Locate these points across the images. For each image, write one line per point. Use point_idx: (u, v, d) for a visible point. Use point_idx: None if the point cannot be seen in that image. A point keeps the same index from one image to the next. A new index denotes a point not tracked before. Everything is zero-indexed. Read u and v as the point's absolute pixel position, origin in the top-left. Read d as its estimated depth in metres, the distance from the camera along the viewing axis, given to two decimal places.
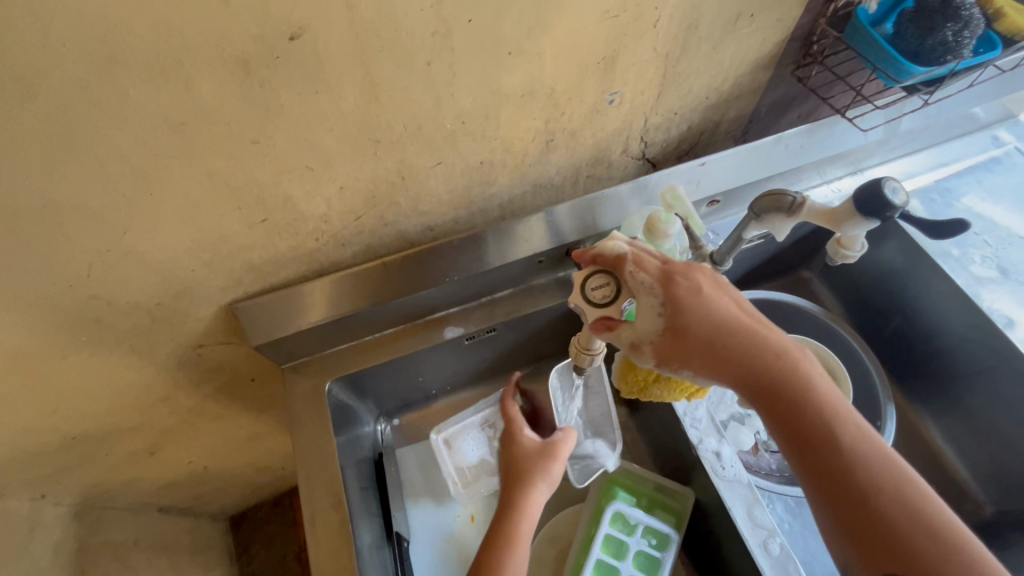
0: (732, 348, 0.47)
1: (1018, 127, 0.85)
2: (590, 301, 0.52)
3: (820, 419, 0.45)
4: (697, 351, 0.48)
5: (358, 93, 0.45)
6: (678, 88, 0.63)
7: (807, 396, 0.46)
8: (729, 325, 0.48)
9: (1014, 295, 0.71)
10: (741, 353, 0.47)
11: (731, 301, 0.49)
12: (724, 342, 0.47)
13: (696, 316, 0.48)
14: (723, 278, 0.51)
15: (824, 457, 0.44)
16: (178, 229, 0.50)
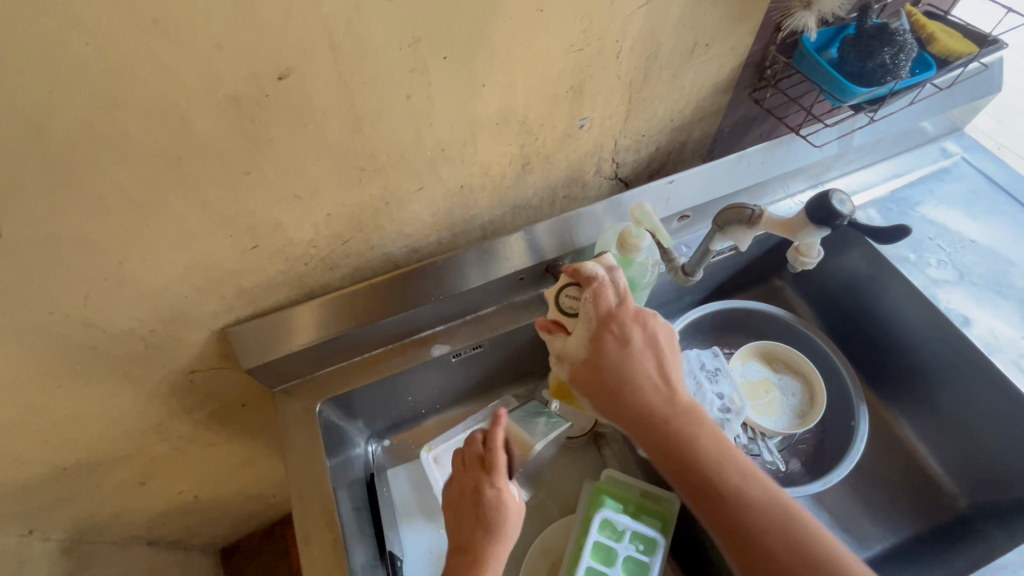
0: (643, 403, 0.54)
1: (963, 139, 0.91)
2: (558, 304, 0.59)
3: (719, 473, 0.51)
4: (612, 401, 0.55)
5: (343, 125, 0.48)
6: (644, 113, 0.67)
7: (709, 452, 0.52)
8: (644, 379, 0.54)
9: (968, 296, 0.75)
10: (651, 410, 0.53)
11: (654, 359, 0.55)
12: (635, 398, 0.54)
13: (613, 372, 0.54)
14: (660, 333, 0.56)
15: (718, 504, 0.50)
16: (173, 257, 0.52)
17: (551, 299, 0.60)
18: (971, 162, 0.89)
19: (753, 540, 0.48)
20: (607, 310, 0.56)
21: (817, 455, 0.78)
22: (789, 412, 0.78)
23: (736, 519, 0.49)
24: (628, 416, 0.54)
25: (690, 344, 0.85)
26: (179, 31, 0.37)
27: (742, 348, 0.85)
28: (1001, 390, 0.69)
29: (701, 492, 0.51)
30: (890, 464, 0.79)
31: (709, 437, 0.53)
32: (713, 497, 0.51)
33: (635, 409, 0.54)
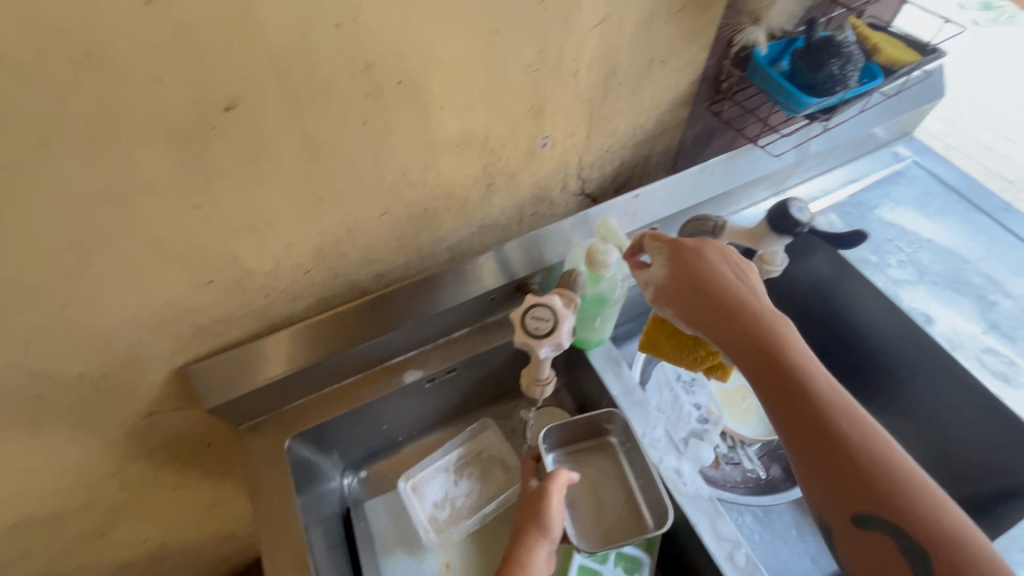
0: (735, 306, 0.54)
1: (914, 142, 0.94)
2: (524, 327, 0.58)
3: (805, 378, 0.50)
4: (698, 308, 0.55)
5: (296, 154, 0.47)
6: (606, 129, 0.68)
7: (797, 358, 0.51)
8: (728, 288, 0.55)
9: (931, 295, 0.78)
10: (740, 316, 0.53)
11: (737, 273, 0.56)
12: (727, 303, 0.54)
13: (699, 280, 0.55)
14: (735, 257, 0.57)
15: (803, 405, 0.49)
16: (121, 297, 0.50)
17: (517, 322, 0.58)
18: (922, 165, 0.92)
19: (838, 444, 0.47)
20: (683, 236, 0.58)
21: None
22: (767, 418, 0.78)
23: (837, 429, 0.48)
24: (717, 320, 0.54)
25: None
26: (115, 64, 0.36)
27: None
28: (967, 386, 0.70)
29: (789, 394, 0.50)
30: None
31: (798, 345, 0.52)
32: (808, 398, 0.49)
33: (727, 311, 0.54)
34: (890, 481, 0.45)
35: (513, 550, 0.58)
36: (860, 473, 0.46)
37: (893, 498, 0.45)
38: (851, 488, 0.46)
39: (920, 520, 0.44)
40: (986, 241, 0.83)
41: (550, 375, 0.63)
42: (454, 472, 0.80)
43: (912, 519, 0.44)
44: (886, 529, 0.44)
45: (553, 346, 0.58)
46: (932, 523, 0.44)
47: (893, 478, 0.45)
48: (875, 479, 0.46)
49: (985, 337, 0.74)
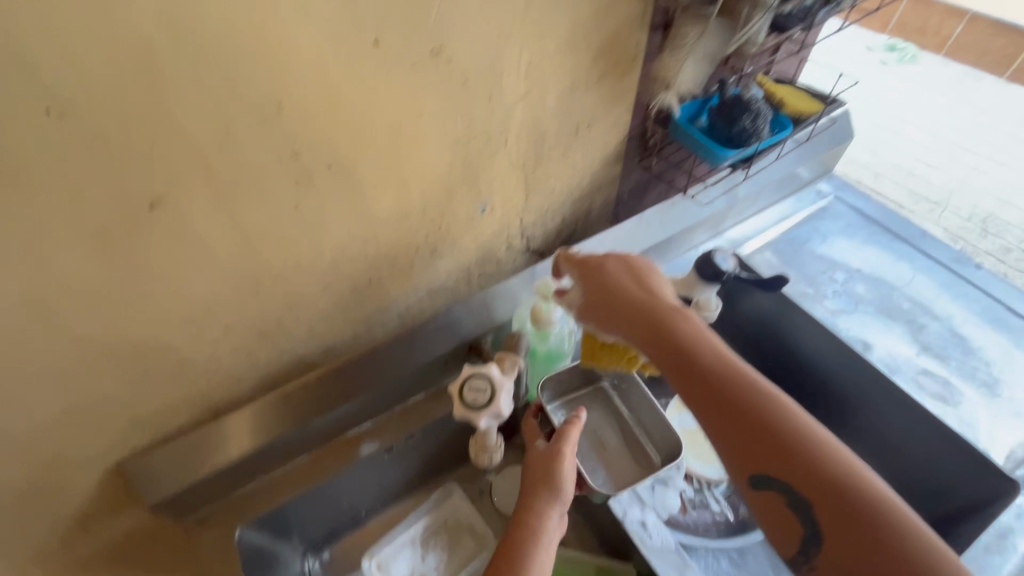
0: (633, 309, 0.57)
1: (834, 179, 1.01)
2: (463, 400, 0.58)
3: (704, 357, 0.53)
4: (605, 317, 0.59)
5: (229, 242, 0.47)
6: (543, 190, 0.71)
7: (696, 340, 0.54)
8: (627, 291, 0.58)
9: (866, 321, 0.82)
10: (641, 313, 0.56)
11: (637, 278, 0.59)
12: (626, 308, 0.57)
13: (601, 291, 0.59)
14: (638, 261, 0.61)
15: (705, 380, 0.52)
16: (46, 399, 0.48)
17: (455, 395, 0.59)
18: (844, 200, 0.98)
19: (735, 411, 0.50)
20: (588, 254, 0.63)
21: None
22: None
23: (734, 398, 0.50)
24: (620, 325, 0.57)
25: None
26: (30, 175, 0.36)
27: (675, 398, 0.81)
28: (911, 409, 0.73)
29: (692, 372, 0.52)
30: None
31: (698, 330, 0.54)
32: (708, 379, 0.52)
33: (627, 314, 0.57)
34: (788, 444, 0.48)
35: (524, 514, 0.59)
36: (755, 445, 0.49)
37: (784, 460, 0.47)
38: (747, 460, 0.49)
39: (809, 479, 0.46)
40: (910, 266, 0.89)
41: (499, 440, 0.63)
42: (420, 544, 0.77)
43: (804, 479, 0.46)
44: (782, 491, 0.47)
45: (493, 415, 0.58)
46: (821, 477, 0.46)
47: (783, 439, 0.48)
48: (767, 447, 0.48)
49: (919, 358, 0.78)
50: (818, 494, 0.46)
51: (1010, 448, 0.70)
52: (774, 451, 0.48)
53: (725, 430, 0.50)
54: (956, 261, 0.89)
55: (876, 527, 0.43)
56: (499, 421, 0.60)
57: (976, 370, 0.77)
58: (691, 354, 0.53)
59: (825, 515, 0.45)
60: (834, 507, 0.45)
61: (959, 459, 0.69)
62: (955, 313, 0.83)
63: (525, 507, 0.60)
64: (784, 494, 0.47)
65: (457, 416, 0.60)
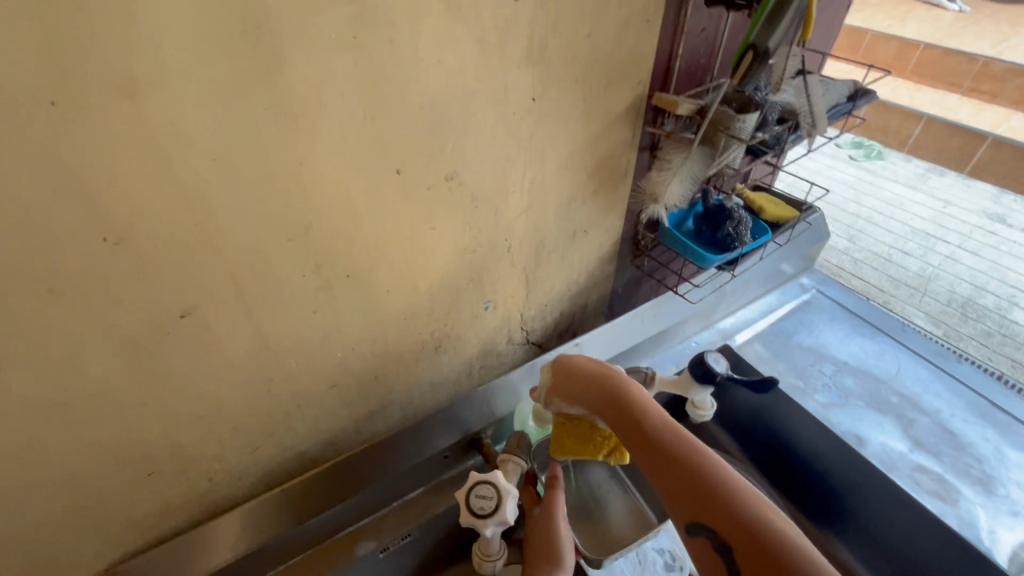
0: (586, 378, 0.60)
1: (815, 273, 1.07)
2: (471, 511, 0.58)
3: (646, 415, 0.54)
4: (563, 388, 0.62)
5: (248, 345, 0.50)
6: (543, 287, 0.75)
7: (639, 402, 0.55)
8: (581, 365, 0.61)
9: (857, 417, 0.84)
10: (591, 381, 0.59)
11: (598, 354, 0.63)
12: (579, 375, 0.60)
13: (560, 365, 0.63)
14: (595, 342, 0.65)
15: (645, 437, 0.52)
16: (48, 502, 0.47)
17: (462, 502, 0.58)
18: (825, 293, 1.04)
19: (671, 462, 0.49)
20: None
21: None
22: None
23: (669, 450, 0.50)
24: (575, 393, 0.60)
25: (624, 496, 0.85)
26: (76, 293, 0.39)
27: None
28: (909, 507, 0.73)
29: (634, 430, 0.53)
30: None
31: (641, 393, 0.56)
32: (648, 436, 0.52)
33: (582, 381, 0.60)
34: (719, 494, 0.46)
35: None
36: (691, 497, 0.47)
37: (710, 506, 0.46)
38: (680, 511, 0.48)
39: (736, 526, 0.44)
40: (894, 360, 0.92)
41: (501, 548, 0.63)
42: None
43: (729, 526, 0.45)
44: (714, 542, 0.45)
45: (496, 525, 0.57)
46: (745, 525, 0.44)
47: (715, 488, 0.47)
48: (694, 493, 0.47)
49: (914, 455, 0.79)
50: (742, 541, 0.44)
51: (1011, 549, 0.70)
52: (707, 501, 0.46)
53: (663, 481, 0.49)
54: (939, 355, 0.92)
55: (792, 571, 0.41)
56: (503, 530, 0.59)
57: (970, 467, 0.78)
58: (634, 415, 0.54)
59: (749, 562, 0.43)
60: (754, 553, 0.43)
61: (965, 564, 0.68)
62: (942, 407, 0.85)
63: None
64: (715, 546, 0.45)
65: (463, 523, 0.59)
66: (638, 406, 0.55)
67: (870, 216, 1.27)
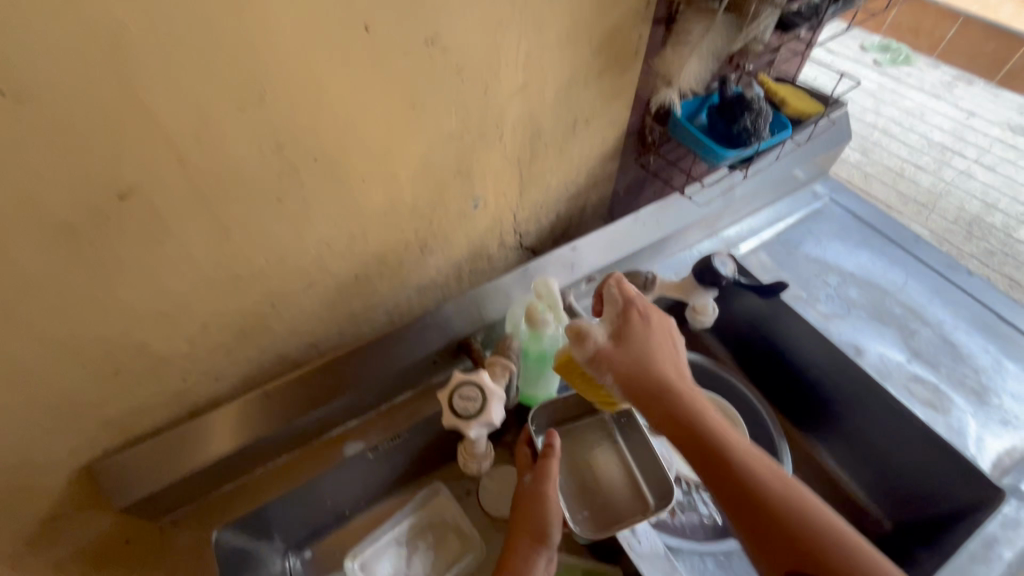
0: (657, 374, 0.53)
1: (829, 180, 1.00)
2: (454, 412, 0.56)
3: (731, 445, 0.49)
4: (626, 371, 0.54)
5: (207, 236, 0.45)
6: (537, 186, 0.69)
7: (721, 427, 0.50)
8: (657, 363, 0.54)
9: (858, 327, 0.82)
10: (668, 388, 0.52)
11: (672, 341, 0.56)
12: (653, 377, 0.53)
13: (630, 353, 0.54)
14: (671, 333, 0.57)
15: (732, 471, 0.48)
16: (9, 401, 0.45)
17: (444, 402, 0.57)
18: (838, 202, 0.98)
19: (764, 503, 0.47)
20: (624, 302, 0.58)
21: None
22: None
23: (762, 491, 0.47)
24: (642, 392, 0.53)
25: None
26: None
27: None
28: (899, 414, 0.75)
29: (719, 460, 0.49)
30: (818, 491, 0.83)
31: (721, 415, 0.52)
32: (737, 472, 0.48)
33: (650, 377, 0.53)
34: (817, 545, 0.44)
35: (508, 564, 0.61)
36: (783, 545, 0.45)
37: (810, 559, 0.44)
38: (769, 556, 0.45)
39: None
40: (902, 272, 0.89)
41: (487, 450, 0.62)
42: (405, 545, 0.78)
43: None
44: None
45: (480, 426, 0.56)
46: None
47: (818, 539, 0.45)
48: (792, 541, 0.45)
49: (910, 365, 0.78)
50: None
51: (996, 455, 0.70)
52: (804, 552, 0.44)
53: (753, 523, 0.46)
54: (948, 267, 0.89)
55: None
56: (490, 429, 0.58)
57: (965, 377, 0.77)
58: (719, 443, 0.50)
59: None
60: None
61: (946, 465, 0.71)
62: (946, 318, 0.83)
63: (513, 548, 0.62)
64: None
65: (446, 424, 0.58)
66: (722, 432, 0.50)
67: (886, 127, 1.19)
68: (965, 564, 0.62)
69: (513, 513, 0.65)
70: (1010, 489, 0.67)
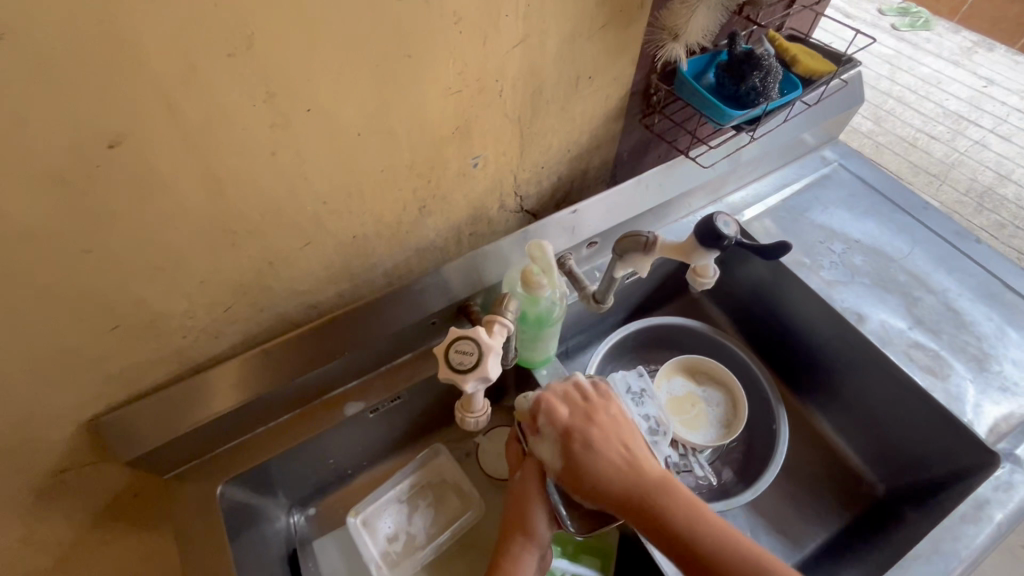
0: (615, 490, 0.56)
1: (838, 146, 0.98)
2: (450, 366, 0.56)
3: (698, 535, 0.53)
4: (594, 499, 0.57)
5: (200, 189, 0.44)
6: (538, 146, 0.67)
7: (684, 520, 0.53)
8: (613, 468, 0.57)
9: (861, 294, 0.81)
10: (632, 498, 0.55)
11: (615, 443, 0.59)
12: (614, 489, 0.56)
13: (588, 473, 0.57)
14: (615, 426, 0.60)
15: (703, 559, 0.52)
16: (9, 353, 0.45)
17: (440, 356, 0.56)
18: (847, 168, 0.96)
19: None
20: (565, 419, 0.60)
21: (746, 462, 0.82)
22: (715, 423, 0.83)
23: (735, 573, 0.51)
24: (610, 502, 0.56)
25: (615, 365, 0.89)
26: None
27: (669, 362, 0.89)
28: (897, 380, 0.75)
29: (690, 555, 0.52)
30: (814, 456, 0.84)
31: (682, 504, 0.54)
32: (707, 559, 0.52)
33: (611, 500, 0.56)
34: None
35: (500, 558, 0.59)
36: None
37: None
38: None
39: None
40: (909, 240, 0.87)
41: (486, 405, 0.60)
42: (406, 503, 0.79)
43: None
44: None
45: (475, 380, 0.55)
46: None
47: None
48: None
49: (911, 332, 0.78)
50: None
51: (993, 420, 0.71)
52: None
53: None
54: (956, 235, 0.87)
55: None
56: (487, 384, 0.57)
57: (967, 345, 0.77)
58: (686, 537, 0.53)
59: None
60: None
61: (942, 431, 0.72)
62: (952, 286, 0.82)
63: (502, 545, 0.60)
64: None
65: (442, 379, 0.57)
66: (685, 523, 0.53)
67: (901, 95, 1.15)
68: (955, 524, 0.62)
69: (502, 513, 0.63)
70: (1005, 453, 0.67)
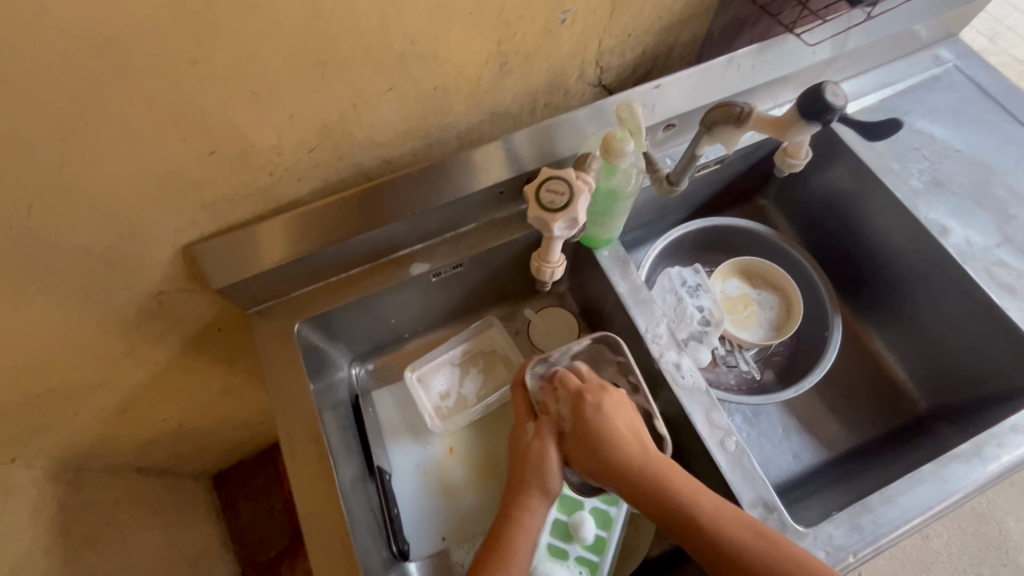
0: (616, 461, 0.60)
1: (957, 45, 0.87)
2: (541, 205, 0.56)
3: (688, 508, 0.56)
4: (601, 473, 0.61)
5: (296, 7, 0.43)
6: (631, 8, 0.62)
7: (677, 493, 0.57)
8: (619, 437, 0.61)
9: (949, 207, 0.76)
10: (631, 471, 0.60)
11: (624, 419, 0.63)
12: (617, 459, 0.60)
13: (596, 442, 0.61)
14: (627, 407, 0.64)
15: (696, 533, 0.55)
16: (120, 162, 0.48)
17: (531, 195, 0.56)
18: (962, 70, 0.86)
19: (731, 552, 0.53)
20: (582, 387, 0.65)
21: (791, 364, 0.83)
22: (766, 324, 0.84)
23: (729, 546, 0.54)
24: (614, 473, 0.60)
25: (670, 261, 0.89)
26: None
27: (724, 263, 0.88)
28: (968, 295, 0.73)
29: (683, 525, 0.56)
30: (860, 370, 0.84)
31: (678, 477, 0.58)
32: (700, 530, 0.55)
33: (614, 470, 0.60)
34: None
35: (511, 510, 0.61)
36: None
37: None
38: None
39: None
40: (1018, 155, 0.80)
41: (561, 258, 0.61)
42: (458, 367, 0.85)
43: None
44: None
45: (564, 222, 0.55)
46: None
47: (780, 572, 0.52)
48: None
49: (997, 250, 0.74)
50: None
51: None
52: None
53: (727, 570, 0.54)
54: None
55: None
56: (571, 233, 0.57)
57: None
58: (677, 509, 0.57)
59: None
60: None
61: (1005, 351, 0.71)
62: None
63: (512, 498, 0.62)
64: None
65: (530, 220, 0.57)
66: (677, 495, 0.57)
67: None
68: (1002, 433, 0.63)
69: (512, 469, 0.64)
70: None
